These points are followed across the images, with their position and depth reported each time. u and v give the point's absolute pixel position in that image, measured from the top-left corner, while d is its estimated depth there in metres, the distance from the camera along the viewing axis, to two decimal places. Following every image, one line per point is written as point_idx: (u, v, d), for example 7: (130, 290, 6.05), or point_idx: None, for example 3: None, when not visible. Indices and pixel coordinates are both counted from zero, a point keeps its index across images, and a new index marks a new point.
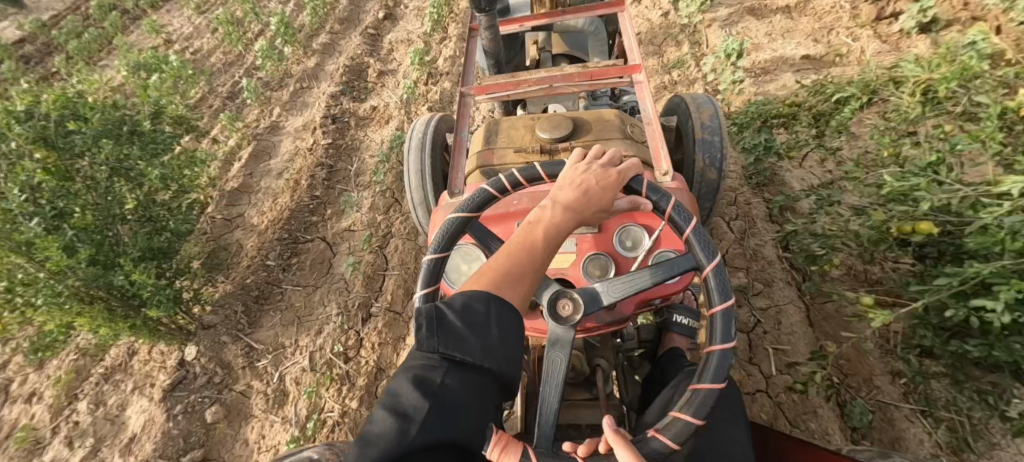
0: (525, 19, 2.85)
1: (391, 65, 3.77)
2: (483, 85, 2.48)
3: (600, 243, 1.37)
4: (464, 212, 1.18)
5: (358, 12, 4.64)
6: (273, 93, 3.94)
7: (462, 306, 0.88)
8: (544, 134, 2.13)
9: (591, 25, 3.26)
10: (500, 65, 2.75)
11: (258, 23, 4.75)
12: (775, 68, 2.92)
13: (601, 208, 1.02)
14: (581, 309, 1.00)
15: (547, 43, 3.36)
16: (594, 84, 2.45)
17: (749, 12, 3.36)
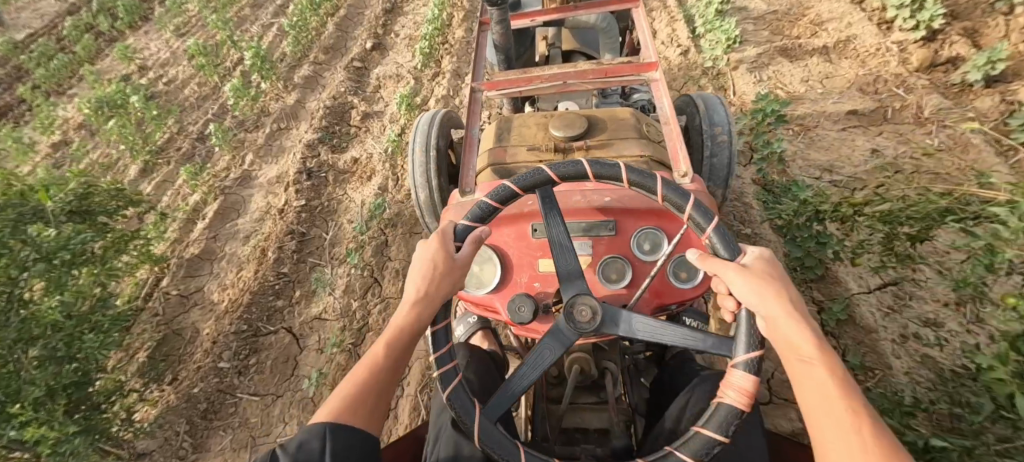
0: (537, 14, 2.80)
1: (377, 105, 3.40)
2: (494, 81, 2.49)
3: (617, 245, 1.45)
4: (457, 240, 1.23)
5: (345, 41, 4.26)
6: (246, 135, 3.55)
7: (297, 445, 0.92)
8: (558, 131, 2.19)
9: (603, 22, 3.20)
10: (510, 60, 2.75)
11: (238, 52, 4.39)
12: (817, 123, 2.50)
13: (445, 276, 1.11)
14: (599, 314, 1.09)
15: (557, 39, 3.37)
16: (608, 80, 2.46)
17: (781, 52, 2.97)
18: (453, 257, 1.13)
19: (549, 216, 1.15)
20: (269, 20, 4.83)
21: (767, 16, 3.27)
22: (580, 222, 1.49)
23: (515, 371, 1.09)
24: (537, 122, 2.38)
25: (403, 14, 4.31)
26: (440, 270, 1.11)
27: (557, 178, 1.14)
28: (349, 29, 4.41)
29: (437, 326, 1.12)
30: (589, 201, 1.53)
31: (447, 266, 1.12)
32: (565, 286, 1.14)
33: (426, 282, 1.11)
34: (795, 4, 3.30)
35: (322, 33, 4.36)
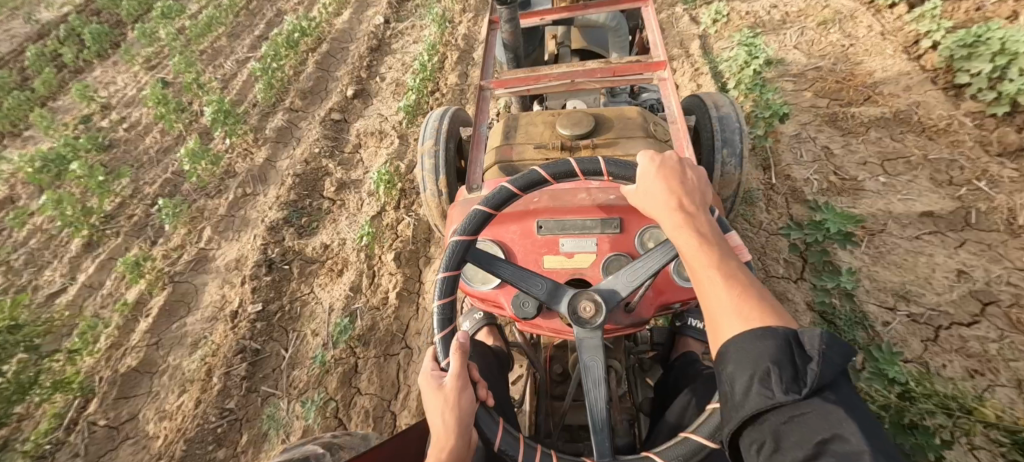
0: (547, 12, 2.71)
1: (356, 172, 2.95)
2: (503, 79, 2.45)
3: (620, 244, 1.57)
4: (448, 270, 1.33)
5: (324, 85, 3.81)
6: (206, 201, 3.09)
7: None
8: (566, 129, 2.25)
9: (614, 22, 3.09)
10: (519, 58, 2.76)
11: (209, 94, 3.95)
12: (881, 226, 2.04)
13: (454, 398, 1.12)
14: (601, 308, 1.26)
15: (565, 38, 3.35)
16: (616, 80, 2.44)
17: (829, 122, 2.51)
18: (443, 385, 1.14)
19: (496, 264, 1.36)
20: (245, 55, 4.40)
21: (808, 73, 2.81)
22: (583, 220, 1.62)
23: (588, 398, 1.19)
24: (545, 120, 2.43)
25: (390, 54, 3.86)
26: (446, 408, 1.12)
27: (490, 209, 1.33)
28: (332, 69, 3.97)
29: (496, 441, 1.10)
30: (594, 202, 1.66)
31: (451, 397, 1.12)
32: (559, 299, 1.32)
33: (449, 429, 1.10)
34: (840, 60, 2.85)
35: (300, 75, 3.90)
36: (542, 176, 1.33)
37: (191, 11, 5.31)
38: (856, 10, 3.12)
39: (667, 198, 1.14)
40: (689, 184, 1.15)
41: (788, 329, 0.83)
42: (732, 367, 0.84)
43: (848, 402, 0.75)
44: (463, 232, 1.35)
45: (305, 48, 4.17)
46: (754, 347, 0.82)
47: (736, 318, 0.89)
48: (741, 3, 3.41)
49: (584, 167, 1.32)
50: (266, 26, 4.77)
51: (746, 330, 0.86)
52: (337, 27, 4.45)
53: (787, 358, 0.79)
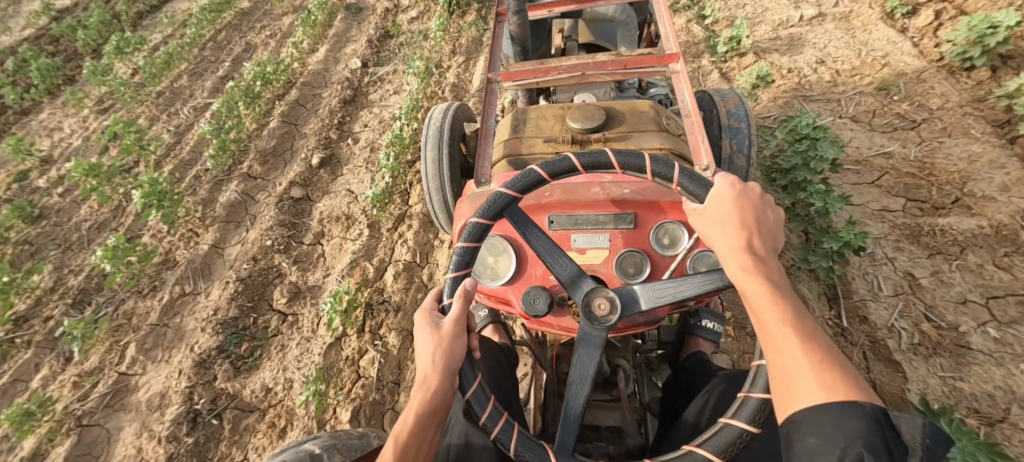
0: (555, 3, 2.69)
1: (313, 273, 2.40)
2: (511, 71, 2.42)
3: (634, 239, 1.52)
4: (483, 219, 1.27)
5: (288, 145, 3.27)
6: (134, 304, 2.55)
7: None
8: (575, 123, 2.14)
9: (623, 14, 3.01)
10: (527, 51, 2.76)
11: (156, 153, 3.41)
12: (1005, 415, 1.49)
13: (451, 338, 1.18)
14: (617, 307, 1.22)
15: (572, 31, 3.15)
16: (628, 73, 2.36)
17: (911, 235, 1.95)
18: (439, 326, 1.20)
19: (528, 234, 1.31)
20: (203, 100, 3.85)
21: (873, 159, 2.25)
22: (597, 215, 1.57)
23: (569, 393, 1.18)
24: (555, 114, 2.32)
25: (366, 108, 3.32)
26: (439, 347, 1.17)
27: (546, 175, 1.24)
28: (301, 123, 3.43)
29: (469, 392, 1.15)
30: (607, 195, 1.59)
31: (446, 338, 1.18)
32: (575, 289, 1.27)
33: (437, 369, 1.16)
34: (912, 140, 2.30)
35: (263, 133, 3.37)
36: (612, 168, 1.21)
37: (153, 43, 4.79)
38: (924, 71, 2.58)
39: (737, 234, 1.03)
40: (767, 223, 1.04)
41: (878, 407, 0.78)
42: (814, 440, 0.78)
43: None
44: (485, 215, 1.28)
45: (272, 98, 3.65)
46: (848, 425, 0.76)
47: (819, 385, 0.83)
48: (779, 56, 2.90)
49: (656, 169, 1.17)
50: (232, 63, 4.24)
51: (826, 401, 0.80)
52: (309, 69, 3.91)
53: (881, 443, 0.74)
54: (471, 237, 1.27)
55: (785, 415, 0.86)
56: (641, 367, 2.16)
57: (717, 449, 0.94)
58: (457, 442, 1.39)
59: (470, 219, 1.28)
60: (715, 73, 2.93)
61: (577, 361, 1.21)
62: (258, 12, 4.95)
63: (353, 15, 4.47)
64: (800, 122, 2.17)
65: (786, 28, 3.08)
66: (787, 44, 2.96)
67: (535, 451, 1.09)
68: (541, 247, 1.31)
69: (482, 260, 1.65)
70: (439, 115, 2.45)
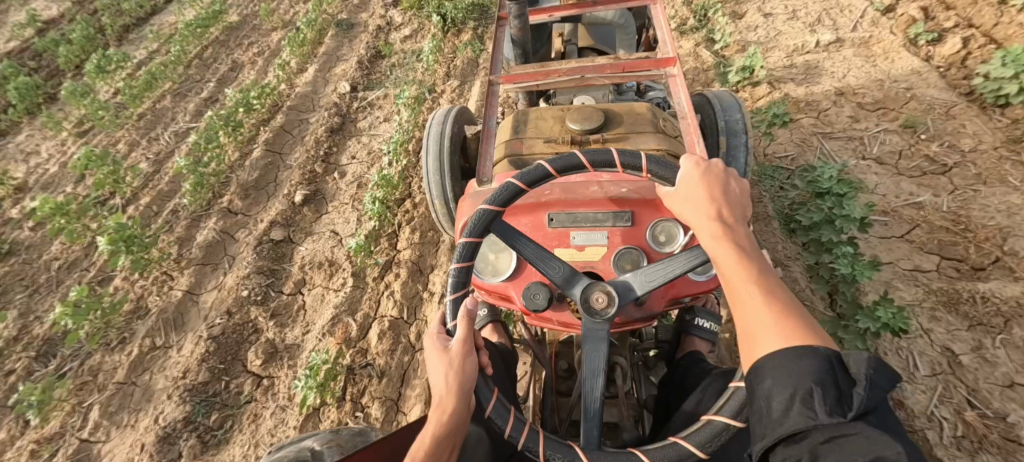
0: (555, 8, 2.66)
1: (292, 329, 2.22)
2: (511, 74, 2.44)
3: (631, 237, 1.53)
4: (471, 236, 1.29)
5: (271, 177, 3.08)
6: (101, 359, 2.37)
7: None
8: (576, 123, 2.21)
9: (620, 18, 3.06)
10: (527, 54, 2.76)
11: (132, 185, 3.22)
12: None
13: (462, 357, 1.16)
14: (615, 299, 1.19)
15: (571, 35, 3.16)
16: (627, 76, 2.37)
17: (948, 302, 1.76)
18: (448, 348, 1.18)
19: (516, 235, 1.31)
20: (185, 125, 3.66)
21: (902, 209, 2.06)
22: (595, 213, 1.59)
23: (583, 387, 1.15)
24: (554, 115, 2.38)
25: (354, 137, 3.12)
26: (451, 369, 1.15)
27: (523, 184, 1.29)
28: (285, 152, 3.24)
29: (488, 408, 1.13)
30: (606, 194, 1.63)
31: (456, 360, 1.16)
32: (571, 288, 1.25)
33: (451, 391, 1.13)
34: (943, 188, 2.10)
35: (245, 164, 3.18)
36: (580, 161, 1.29)
37: (137, 60, 4.61)
38: (953, 106, 2.39)
39: (705, 207, 1.10)
40: (733, 196, 1.11)
41: (831, 349, 0.80)
42: (768, 383, 0.81)
43: (893, 431, 0.72)
44: (472, 232, 1.30)
45: (257, 124, 3.46)
46: (800, 364, 0.78)
47: (780, 333, 0.85)
48: (794, 86, 2.70)
49: (624, 159, 1.28)
50: (218, 83, 4.05)
51: (783, 346, 0.83)
52: (296, 91, 3.72)
53: (830, 380, 0.76)
54: (467, 244, 1.30)
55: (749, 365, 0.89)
56: (639, 365, 2.16)
57: (732, 413, 1.01)
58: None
59: (458, 239, 1.32)
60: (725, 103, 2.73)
61: (584, 357, 1.18)
62: (246, 28, 4.77)
63: (343, 32, 4.29)
64: (825, 174, 2.00)
65: (801, 55, 2.88)
66: (803, 73, 2.77)
67: (567, 452, 1.06)
68: (531, 248, 1.29)
69: (483, 257, 1.65)
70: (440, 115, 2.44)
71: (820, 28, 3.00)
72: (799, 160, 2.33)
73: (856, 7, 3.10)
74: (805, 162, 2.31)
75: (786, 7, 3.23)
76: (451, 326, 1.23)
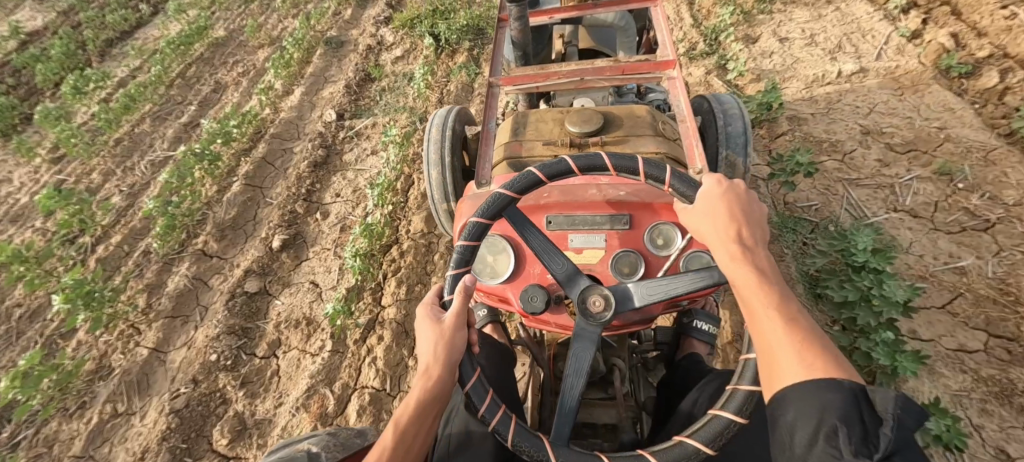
0: (555, 10, 2.56)
1: (263, 401, 2.01)
2: (512, 76, 2.39)
3: (630, 240, 1.41)
4: (482, 218, 1.21)
5: (250, 216, 2.87)
6: (55, 428, 2.16)
7: None
8: (575, 127, 2.14)
9: (621, 20, 2.97)
10: (527, 57, 2.69)
11: (102, 222, 3.01)
12: None
13: (455, 329, 1.11)
14: (612, 304, 1.14)
15: (571, 36, 3.06)
16: (627, 79, 2.32)
17: (1003, 395, 1.54)
18: (441, 320, 1.13)
19: (526, 228, 1.24)
20: (163, 153, 3.45)
21: (942, 274, 1.84)
22: (593, 215, 1.46)
23: (563, 387, 1.10)
24: (554, 118, 2.32)
25: (339, 172, 2.90)
26: (440, 340, 1.11)
27: (544, 175, 1.19)
28: (266, 186, 3.03)
29: (467, 384, 1.07)
30: (605, 196, 1.50)
31: (447, 333, 1.11)
32: (571, 288, 1.20)
33: (437, 361, 1.09)
34: (987, 248, 1.88)
35: (222, 201, 2.96)
36: (605, 165, 1.18)
37: (118, 78, 4.41)
38: (993, 148, 2.17)
39: (725, 224, 1.03)
40: (754, 214, 1.03)
41: (857, 383, 0.76)
42: (791, 416, 0.78)
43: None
44: (482, 217, 1.21)
45: (237, 154, 3.25)
46: (824, 401, 0.74)
47: (803, 364, 0.82)
48: (814, 122, 2.47)
49: (648, 168, 1.15)
50: (199, 106, 3.84)
51: (805, 378, 0.80)
52: (280, 117, 3.51)
53: (856, 417, 0.72)
54: (471, 236, 1.22)
55: (771, 395, 0.85)
56: (637, 367, 2.01)
57: (706, 438, 0.93)
58: (455, 431, 1.32)
59: (469, 219, 1.22)
60: None
61: (570, 357, 1.13)
62: (232, 44, 4.56)
63: (333, 50, 4.07)
64: (859, 243, 1.74)
65: (822, 87, 2.66)
66: (824, 108, 2.53)
67: (533, 442, 1.01)
68: (538, 241, 1.23)
69: (481, 257, 1.54)
70: (441, 117, 2.44)
71: (841, 57, 2.78)
72: (823, 210, 2.12)
73: (880, 34, 2.87)
74: (830, 213, 2.10)
75: (804, 31, 3.01)
76: (446, 299, 1.19)
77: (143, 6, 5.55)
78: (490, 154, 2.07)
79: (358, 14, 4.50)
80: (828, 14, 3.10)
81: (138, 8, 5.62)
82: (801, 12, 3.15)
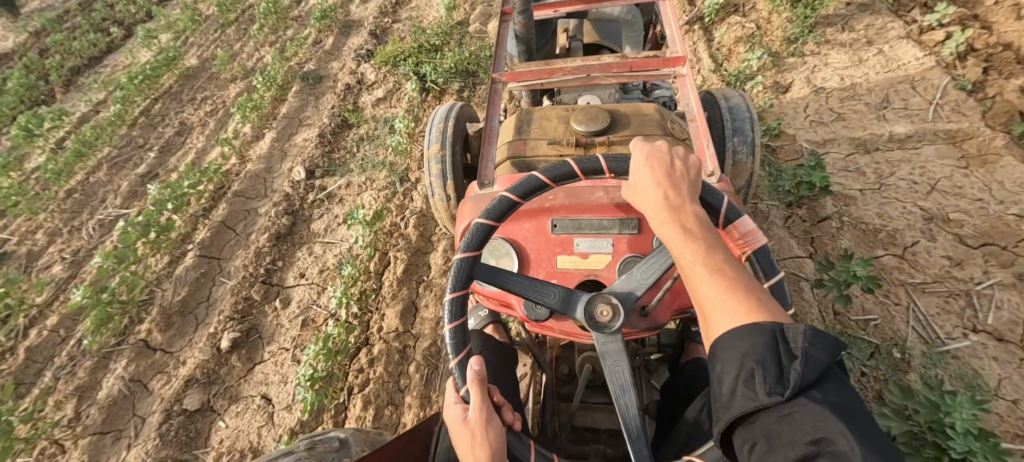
0: (560, 2, 2.42)
1: None
2: (516, 72, 2.19)
3: (638, 245, 1.33)
4: (455, 292, 1.13)
5: (203, 296, 2.50)
6: None
7: None
8: (580, 127, 1.98)
9: (628, 15, 2.82)
10: (531, 52, 2.52)
11: (37, 302, 2.63)
12: None
13: (485, 421, 0.91)
14: (619, 310, 1.09)
15: (578, 31, 2.90)
16: (634, 76, 2.17)
17: None
18: (466, 417, 0.93)
19: (502, 275, 1.19)
20: (114, 211, 3.07)
21: None
22: (600, 219, 1.36)
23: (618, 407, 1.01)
24: (558, 115, 2.13)
25: (305, 245, 2.51)
26: (475, 445, 0.90)
27: (491, 222, 1.16)
28: (224, 257, 2.66)
29: None
30: (614, 199, 1.40)
31: (479, 431, 0.90)
32: (571, 307, 1.13)
33: None
34: None
35: (172, 277, 2.55)
36: (540, 180, 1.17)
37: (79, 114, 4.04)
38: None
39: (655, 192, 1.03)
40: (679, 176, 1.04)
41: (775, 324, 0.78)
42: (720, 365, 0.80)
43: (845, 406, 0.71)
44: (453, 290, 1.14)
45: (194, 216, 2.85)
46: (747, 346, 0.77)
47: (733, 310, 0.83)
48: (864, 203, 2.06)
49: (581, 164, 1.18)
50: (160, 153, 3.46)
51: (736, 326, 0.81)
52: (247, 168, 3.13)
53: (775, 357, 0.74)
54: (457, 304, 1.13)
55: (708, 347, 0.87)
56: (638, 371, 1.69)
57: None
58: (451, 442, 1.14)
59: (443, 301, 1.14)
60: (775, 227, 2.07)
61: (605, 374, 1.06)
62: (203, 76, 4.17)
63: (309, 87, 3.68)
64: (956, 418, 1.34)
65: (868, 153, 2.24)
66: (876, 185, 2.12)
67: None
68: (516, 281, 1.18)
69: (483, 260, 1.45)
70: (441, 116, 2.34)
71: (890, 116, 2.37)
72: (886, 328, 1.72)
73: (935, 86, 2.46)
74: (894, 333, 1.71)
75: (843, 80, 2.61)
76: (465, 391, 0.98)
77: (114, 29, 5.18)
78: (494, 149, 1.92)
79: (340, 43, 4.11)
80: (870, 59, 2.69)
81: (109, 31, 5.25)
82: (837, 56, 2.74)
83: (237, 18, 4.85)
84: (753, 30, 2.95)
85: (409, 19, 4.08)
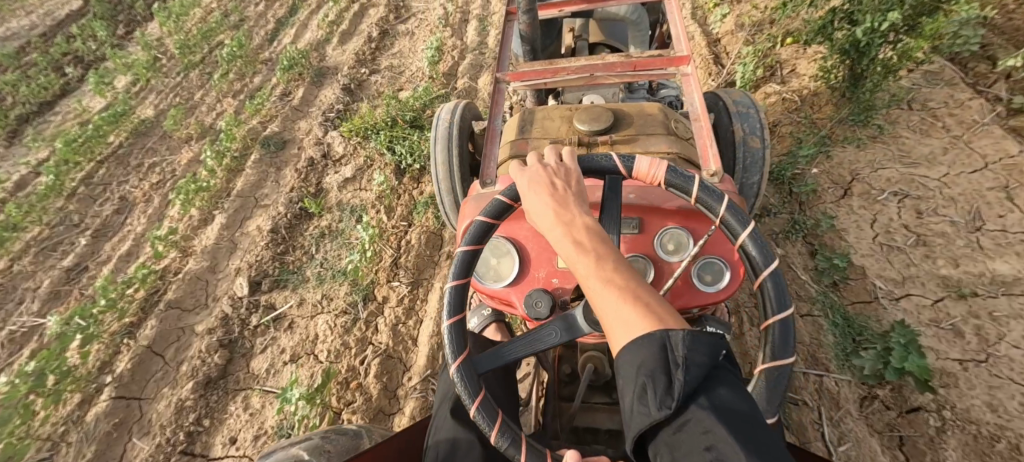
0: (565, 2, 2.15)
1: None
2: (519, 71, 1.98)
3: (639, 245, 1.23)
4: (475, 401, 0.94)
5: (114, 457, 2.00)
6: None
7: None
8: (583, 125, 1.70)
9: (635, 14, 2.42)
10: (536, 52, 2.19)
11: None
12: None
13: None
14: None
15: (584, 30, 2.54)
16: (637, 75, 1.96)
17: None
18: None
19: (501, 351, 1.01)
20: (29, 320, 2.56)
21: None
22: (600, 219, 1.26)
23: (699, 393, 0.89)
24: (562, 114, 1.84)
25: (239, 395, 2.00)
26: None
27: (455, 321, 1.02)
28: (145, 398, 2.16)
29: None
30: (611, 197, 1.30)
31: None
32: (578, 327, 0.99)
33: None
34: None
35: (77, 430, 2.05)
36: (469, 253, 1.06)
37: (15, 177, 3.55)
38: None
39: (538, 201, 0.92)
40: (555, 182, 0.94)
41: (661, 330, 0.66)
42: (621, 386, 0.68)
43: (734, 408, 0.61)
44: (475, 397, 0.95)
45: (113, 337, 2.32)
46: (636, 358, 0.65)
47: (630, 316, 0.70)
48: (967, 383, 1.54)
49: (487, 211, 1.06)
50: (92, 237, 2.95)
51: (635, 334, 0.68)
52: (186, 267, 2.61)
53: (662, 368, 0.62)
54: (486, 406, 0.94)
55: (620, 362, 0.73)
56: None
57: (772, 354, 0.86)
58: (445, 439, 1.14)
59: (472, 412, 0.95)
60: (848, 416, 1.55)
61: None
62: (156, 133, 3.67)
63: (271, 155, 3.16)
64: None
65: (963, 299, 1.71)
66: (982, 355, 1.59)
67: None
68: (515, 344, 1.01)
69: (482, 261, 1.30)
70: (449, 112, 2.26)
71: (986, 243, 1.82)
72: None
73: None
74: None
75: (916, 183, 2.07)
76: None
77: (69, 68, 4.69)
78: (498, 147, 1.78)
79: (310, 95, 3.59)
80: (946, 151, 2.14)
81: (65, 71, 4.76)
82: (905, 145, 2.20)
83: (201, 59, 4.34)
84: (797, 104, 2.46)
85: (389, 69, 3.59)
